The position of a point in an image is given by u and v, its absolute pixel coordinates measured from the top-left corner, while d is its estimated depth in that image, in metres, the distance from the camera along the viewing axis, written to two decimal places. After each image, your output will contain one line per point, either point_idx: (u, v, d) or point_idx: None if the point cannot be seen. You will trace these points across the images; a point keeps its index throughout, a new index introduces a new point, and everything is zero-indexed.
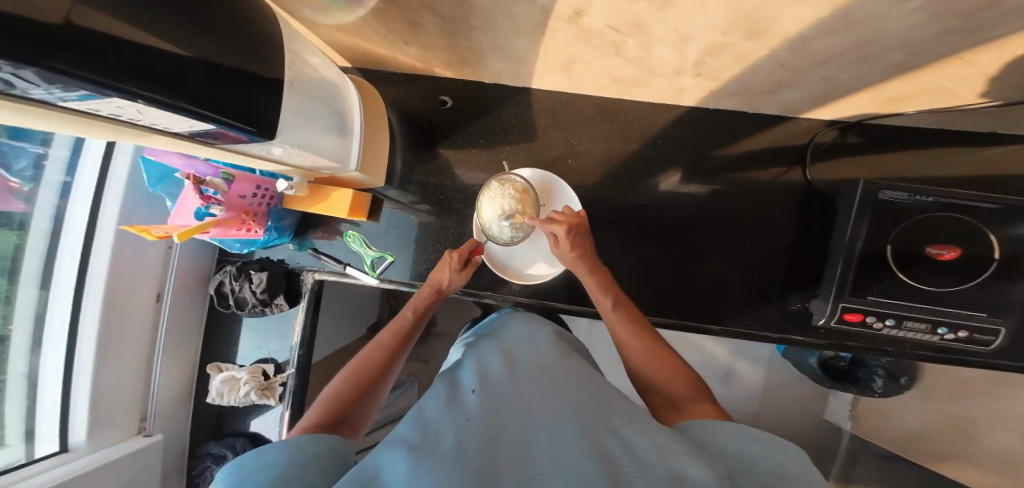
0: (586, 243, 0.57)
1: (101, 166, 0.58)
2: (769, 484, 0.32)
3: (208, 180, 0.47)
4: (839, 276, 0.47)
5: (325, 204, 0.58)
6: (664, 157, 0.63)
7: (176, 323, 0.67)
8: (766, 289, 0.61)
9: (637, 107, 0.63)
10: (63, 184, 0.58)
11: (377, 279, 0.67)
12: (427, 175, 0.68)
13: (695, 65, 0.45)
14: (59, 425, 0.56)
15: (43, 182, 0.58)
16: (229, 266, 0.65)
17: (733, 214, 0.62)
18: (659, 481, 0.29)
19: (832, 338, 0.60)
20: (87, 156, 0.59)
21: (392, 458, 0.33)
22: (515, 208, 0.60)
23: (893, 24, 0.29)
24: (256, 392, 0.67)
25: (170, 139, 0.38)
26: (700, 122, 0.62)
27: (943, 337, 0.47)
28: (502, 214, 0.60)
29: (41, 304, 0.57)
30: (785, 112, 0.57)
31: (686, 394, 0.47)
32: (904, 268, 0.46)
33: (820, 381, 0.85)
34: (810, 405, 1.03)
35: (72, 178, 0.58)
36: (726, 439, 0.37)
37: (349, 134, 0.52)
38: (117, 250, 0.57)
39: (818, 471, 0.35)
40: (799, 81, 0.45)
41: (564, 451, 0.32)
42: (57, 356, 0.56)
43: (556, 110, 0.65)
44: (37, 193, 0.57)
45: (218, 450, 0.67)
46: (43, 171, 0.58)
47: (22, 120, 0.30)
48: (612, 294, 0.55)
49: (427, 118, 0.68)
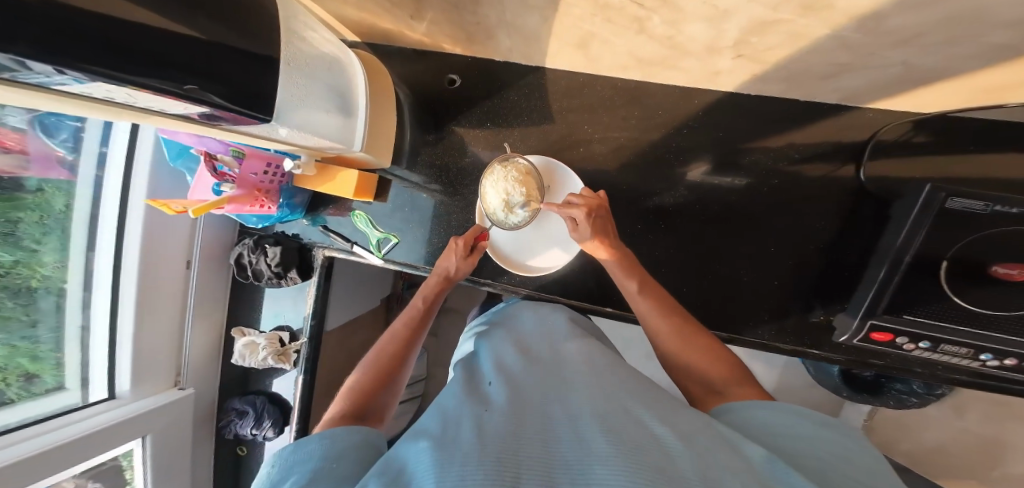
0: (609, 226, 0.55)
1: (130, 139, 0.62)
2: (813, 470, 0.30)
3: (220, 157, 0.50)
4: (882, 278, 0.41)
5: (331, 185, 0.59)
6: (689, 147, 0.57)
7: (205, 291, 0.72)
8: (789, 298, 0.57)
9: (664, 91, 0.57)
10: (100, 155, 0.62)
11: (382, 260, 0.68)
12: (436, 155, 0.66)
13: (735, 46, 0.39)
14: (108, 374, 0.63)
15: (83, 152, 0.61)
16: (247, 239, 0.69)
17: (759, 215, 0.56)
18: (687, 465, 0.27)
19: (853, 355, 0.56)
20: (118, 128, 0.62)
21: (416, 451, 0.33)
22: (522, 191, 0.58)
23: (995, 0, 0.23)
24: (272, 357, 0.72)
25: (171, 120, 0.37)
26: (736, 110, 0.55)
27: (984, 364, 0.44)
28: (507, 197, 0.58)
29: (87, 265, 0.63)
30: (844, 100, 0.49)
31: (725, 379, 0.45)
32: (962, 292, 0.39)
33: (837, 390, 0.80)
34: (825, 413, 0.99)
35: (107, 148, 0.62)
36: (768, 423, 0.36)
37: (354, 114, 0.51)
38: (148, 222, 0.61)
39: (885, 460, 0.32)
40: (861, 67, 0.38)
41: (587, 438, 0.31)
42: (103, 315, 0.62)
43: (571, 91, 0.61)
44: (79, 162, 0.61)
45: (241, 406, 0.74)
46: (82, 143, 0.60)
47: (42, 104, 0.31)
48: (637, 276, 0.53)
49: (436, 96, 0.66)
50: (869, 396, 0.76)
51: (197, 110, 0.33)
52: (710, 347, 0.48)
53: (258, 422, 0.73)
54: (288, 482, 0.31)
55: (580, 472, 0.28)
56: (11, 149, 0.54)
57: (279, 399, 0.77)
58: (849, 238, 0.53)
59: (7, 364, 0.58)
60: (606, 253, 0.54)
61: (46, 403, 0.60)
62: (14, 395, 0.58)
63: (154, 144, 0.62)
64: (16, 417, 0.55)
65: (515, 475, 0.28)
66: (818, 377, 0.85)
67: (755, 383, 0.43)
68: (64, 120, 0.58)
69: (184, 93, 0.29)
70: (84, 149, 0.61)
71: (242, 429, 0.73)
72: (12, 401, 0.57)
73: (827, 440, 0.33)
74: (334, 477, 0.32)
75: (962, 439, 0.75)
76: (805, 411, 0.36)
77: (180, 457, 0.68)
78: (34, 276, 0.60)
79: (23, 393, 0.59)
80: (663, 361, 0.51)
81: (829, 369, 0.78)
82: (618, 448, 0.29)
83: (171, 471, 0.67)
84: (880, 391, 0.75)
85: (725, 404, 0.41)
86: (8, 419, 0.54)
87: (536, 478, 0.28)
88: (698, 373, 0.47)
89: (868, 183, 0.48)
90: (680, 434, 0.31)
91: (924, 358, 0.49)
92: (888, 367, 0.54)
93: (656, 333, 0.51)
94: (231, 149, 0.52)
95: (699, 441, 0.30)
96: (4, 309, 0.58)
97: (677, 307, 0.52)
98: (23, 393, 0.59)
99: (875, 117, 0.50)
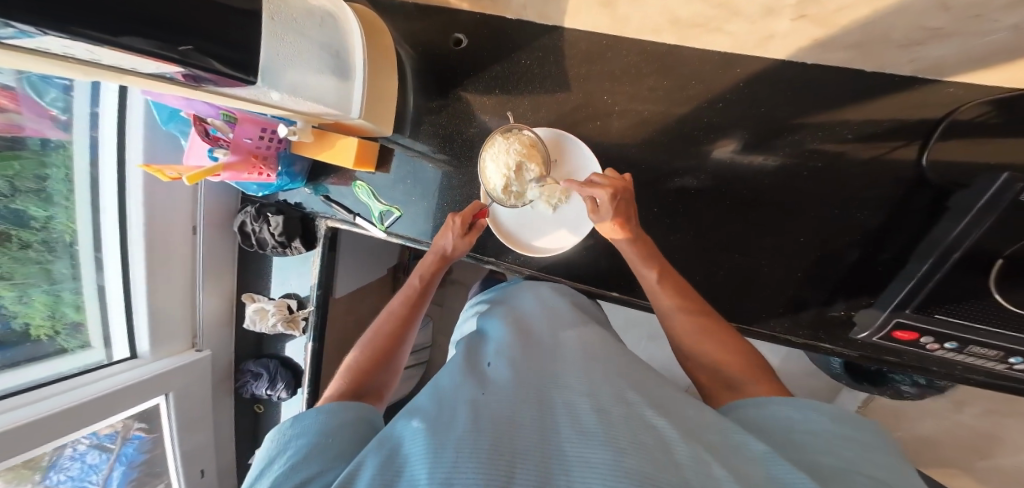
0: (631, 208, 0.50)
1: (119, 100, 0.60)
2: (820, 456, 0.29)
3: (212, 121, 0.52)
4: (923, 273, 0.36)
5: (330, 153, 0.58)
6: (721, 123, 0.52)
7: (213, 258, 0.72)
8: (811, 292, 0.53)
9: (699, 57, 0.51)
10: (91, 116, 0.60)
11: (385, 233, 0.66)
12: (439, 126, 0.62)
13: (798, 5, 0.33)
14: (127, 336, 0.66)
15: (75, 113, 0.60)
16: (249, 207, 0.69)
17: (789, 204, 0.52)
18: (691, 475, 0.24)
19: (867, 351, 0.52)
20: (108, 87, 0.60)
21: (410, 430, 0.31)
22: (522, 163, 0.54)
23: None
24: (282, 323, 0.74)
25: (147, 81, 0.34)
26: (783, 81, 0.49)
27: (1011, 367, 0.42)
28: (507, 171, 0.54)
29: (94, 227, 0.64)
30: (921, 73, 0.42)
31: (739, 371, 0.42)
32: (1009, 289, 0.33)
33: (837, 377, 0.78)
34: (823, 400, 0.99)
35: (98, 109, 0.60)
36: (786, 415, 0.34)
37: (352, 76, 0.47)
38: (149, 189, 0.61)
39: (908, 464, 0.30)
40: (953, 34, 0.32)
41: (590, 431, 0.28)
42: (116, 279, 0.64)
43: (591, 56, 0.55)
44: (73, 122, 0.60)
45: (256, 368, 0.78)
46: (73, 103, 0.59)
47: (24, 62, 0.29)
48: (656, 263, 0.50)
49: (443, 58, 0.60)
50: (868, 385, 0.74)
51: (174, 71, 0.31)
52: (717, 333, 0.47)
53: (272, 384, 0.76)
54: (285, 454, 0.32)
55: (580, 464, 0.26)
56: (7, 108, 0.54)
57: (291, 364, 0.80)
58: (892, 232, 0.48)
59: (54, 313, 0.64)
60: (618, 231, 0.50)
61: (69, 360, 0.62)
62: (65, 344, 0.64)
63: (143, 107, 0.60)
64: (61, 367, 0.61)
65: (509, 467, 0.25)
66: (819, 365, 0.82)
67: (769, 376, 0.41)
68: (51, 78, 0.57)
69: (174, 53, 0.29)
70: (75, 109, 0.60)
71: (257, 390, 0.77)
72: (71, 350, 0.64)
73: (827, 433, 0.31)
74: (329, 454, 0.32)
75: (956, 430, 0.76)
76: (813, 403, 0.34)
77: (202, 412, 0.73)
78: (71, 232, 0.64)
79: (74, 341, 0.65)
80: (678, 352, 0.49)
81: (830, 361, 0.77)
82: (619, 444, 0.26)
83: (194, 423, 0.72)
84: (880, 382, 0.72)
85: (744, 399, 0.39)
86: (61, 369, 0.60)
87: (533, 469, 0.25)
88: (707, 362, 0.45)
89: (928, 170, 0.42)
90: (681, 431, 0.29)
91: (942, 358, 0.47)
92: (903, 365, 0.51)
93: (674, 322, 0.48)
94: (223, 113, 0.51)
95: (705, 440, 0.29)
96: (48, 263, 0.63)
97: (693, 295, 0.50)
98: (72, 342, 0.65)
99: (957, 93, 0.42)
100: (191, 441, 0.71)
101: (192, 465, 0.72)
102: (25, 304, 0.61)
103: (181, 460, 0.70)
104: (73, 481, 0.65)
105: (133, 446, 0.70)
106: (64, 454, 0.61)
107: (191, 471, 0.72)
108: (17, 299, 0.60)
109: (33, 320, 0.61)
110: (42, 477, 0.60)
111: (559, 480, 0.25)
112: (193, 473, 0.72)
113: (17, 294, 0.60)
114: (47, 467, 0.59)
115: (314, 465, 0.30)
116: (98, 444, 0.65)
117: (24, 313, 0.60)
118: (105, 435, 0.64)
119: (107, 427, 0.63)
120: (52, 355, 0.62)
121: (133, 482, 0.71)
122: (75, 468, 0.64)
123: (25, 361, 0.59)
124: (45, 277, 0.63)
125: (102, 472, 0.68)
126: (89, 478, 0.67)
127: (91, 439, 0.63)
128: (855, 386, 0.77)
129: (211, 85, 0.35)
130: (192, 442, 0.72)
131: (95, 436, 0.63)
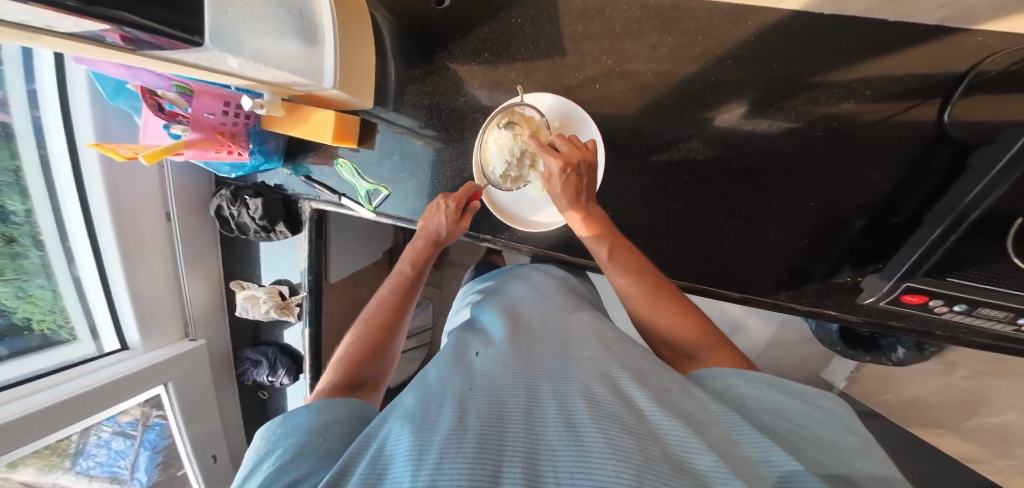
0: (586, 185, 0.48)
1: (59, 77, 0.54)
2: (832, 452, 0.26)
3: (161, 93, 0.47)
4: (937, 238, 0.34)
5: (303, 128, 0.54)
6: (731, 83, 0.48)
7: (192, 243, 0.70)
8: (816, 261, 0.51)
9: (708, 10, 0.46)
10: (30, 93, 0.54)
11: (374, 214, 0.63)
12: (424, 95, 0.58)
13: None
14: (115, 326, 0.64)
15: (10, 88, 0.53)
16: (224, 190, 0.65)
17: (800, 169, 0.49)
18: (686, 475, 0.23)
19: (873, 317, 0.51)
20: (43, 60, 0.53)
21: (395, 427, 0.30)
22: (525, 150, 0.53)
23: None
24: (275, 310, 0.73)
25: (72, 43, 0.30)
26: (796, 37, 0.44)
27: (1019, 328, 0.40)
28: (510, 158, 0.54)
29: (60, 216, 0.60)
30: (946, 22, 0.38)
31: (696, 342, 0.42)
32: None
33: (830, 344, 0.78)
34: (815, 363, 1.02)
35: (36, 86, 0.54)
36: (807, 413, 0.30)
37: (320, 41, 0.43)
38: (107, 172, 0.57)
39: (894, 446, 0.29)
40: None
41: (579, 426, 0.27)
42: (93, 270, 0.61)
43: (588, 13, 0.50)
44: (9, 100, 0.53)
45: (254, 356, 0.77)
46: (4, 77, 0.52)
47: None
48: (608, 242, 0.48)
49: (422, 20, 0.55)
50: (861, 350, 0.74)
51: (102, 29, 0.27)
52: (681, 305, 0.45)
53: (273, 371, 0.76)
54: (274, 454, 0.31)
55: (569, 463, 0.24)
56: None
57: (291, 349, 0.80)
58: (905, 195, 0.46)
59: (51, 307, 0.62)
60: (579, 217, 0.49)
61: (64, 352, 0.61)
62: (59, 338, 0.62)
63: (86, 82, 0.55)
64: (58, 358, 0.60)
65: (497, 466, 0.24)
66: (814, 331, 0.82)
67: (729, 347, 0.40)
68: None
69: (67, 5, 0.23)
70: (11, 85, 0.53)
71: (259, 377, 0.77)
72: (66, 341, 0.63)
73: (818, 418, 0.30)
74: (315, 455, 0.30)
75: (944, 391, 0.76)
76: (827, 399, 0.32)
77: (205, 401, 0.72)
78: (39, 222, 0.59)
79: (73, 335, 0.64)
80: (641, 328, 0.48)
81: (830, 327, 0.76)
82: (610, 435, 0.25)
83: (199, 411, 0.71)
84: (873, 346, 0.73)
85: (702, 371, 0.38)
86: (58, 360, 0.59)
87: (521, 465, 0.24)
88: (673, 340, 0.44)
89: (950, 126, 0.40)
90: (678, 417, 0.27)
91: (948, 321, 0.45)
92: (907, 330, 0.49)
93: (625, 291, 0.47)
94: (175, 85, 0.46)
95: (698, 426, 0.27)
96: (28, 257, 0.59)
97: (651, 270, 0.47)
98: (74, 333, 0.64)
99: (985, 42, 0.38)
100: (199, 428, 0.71)
101: (204, 451, 0.73)
102: (24, 300, 0.59)
103: (192, 447, 0.70)
104: (102, 466, 0.66)
105: (155, 432, 0.70)
106: (90, 441, 0.62)
107: (203, 457, 0.73)
108: (14, 294, 0.58)
109: (34, 315, 0.60)
110: (71, 464, 0.61)
111: (548, 478, 0.23)
112: (205, 459, 0.73)
113: (13, 289, 0.58)
114: (75, 454, 0.61)
115: (304, 465, 0.29)
116: (121, 431, 0.65)
117: (21, 309, 0.59)
118: (126, 422, 0.64)
119: (125, 413, 0.63)
120: (46, 347, 0.60)
121: (160, 465, 0.72)
122: (103, 455, 0.65)
123: (26, 353, 0.58)
124: (35, 271, 0.60)
125: (128, 457, 0.68)
126: (117, 463, 0.68)
127: (112, 427, 0.63)
128: (847, 355, 0.77)
129: (155, 48, 0.31)
130: (200, 428, 0.72)
131: (115, 423, 0.63)
